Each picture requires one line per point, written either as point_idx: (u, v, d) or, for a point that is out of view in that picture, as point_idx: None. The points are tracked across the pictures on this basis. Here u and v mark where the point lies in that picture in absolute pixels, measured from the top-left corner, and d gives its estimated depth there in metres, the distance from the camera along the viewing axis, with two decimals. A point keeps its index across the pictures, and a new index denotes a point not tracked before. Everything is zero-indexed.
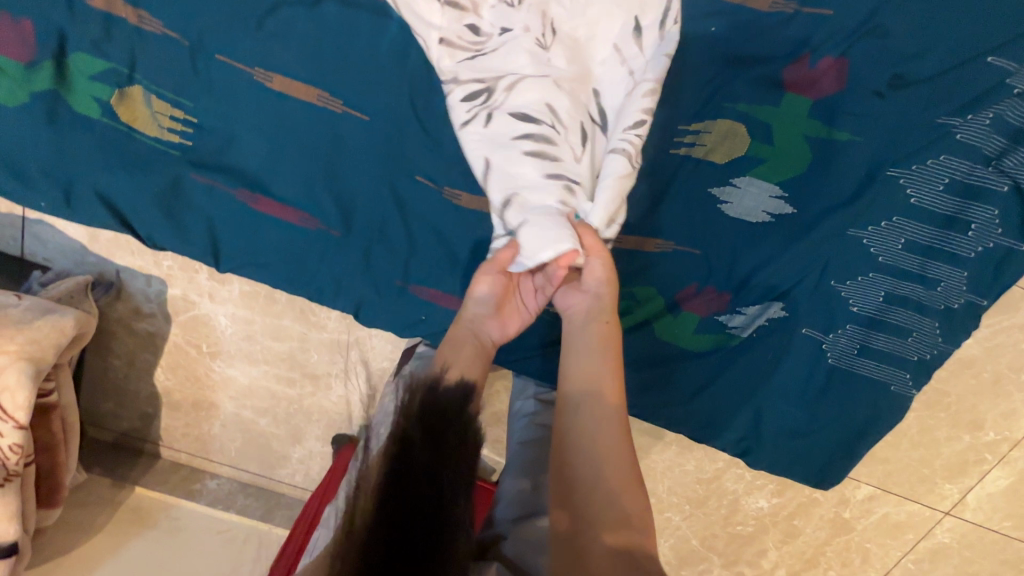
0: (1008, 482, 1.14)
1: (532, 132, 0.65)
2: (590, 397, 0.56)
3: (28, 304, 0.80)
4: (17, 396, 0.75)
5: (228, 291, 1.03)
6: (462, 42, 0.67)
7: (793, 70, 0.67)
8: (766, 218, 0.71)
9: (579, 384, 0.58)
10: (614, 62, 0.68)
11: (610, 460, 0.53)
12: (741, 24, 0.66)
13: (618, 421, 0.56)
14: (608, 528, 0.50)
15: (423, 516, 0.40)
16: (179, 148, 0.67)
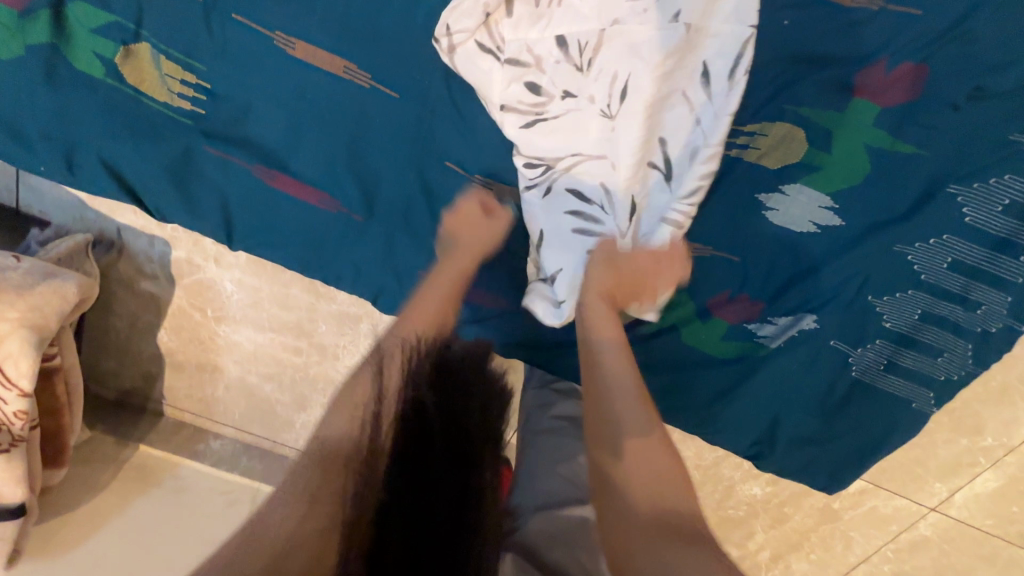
0: (998, 484, 1.15)
1: (583, 213, 0.60)
2: (613, 383, 0.55)
3: (28, 267, 0.76)
4: (20, 363, 0.73)
5: (236, 257, 0.99)
6: (524, 109, 0.59)
7: (866, 74, 0.61)
8: (813, 229, 0.67)
9: (601, 369, 0.56)
10: (682, 110, 0.56)
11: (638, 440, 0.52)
12: (817, 17, 0.60)
13: (641, 395, 0.54)
14: (645, 501, 0.49)
15: (441, 511, 0.43)
16: (190, 116, 0.61)
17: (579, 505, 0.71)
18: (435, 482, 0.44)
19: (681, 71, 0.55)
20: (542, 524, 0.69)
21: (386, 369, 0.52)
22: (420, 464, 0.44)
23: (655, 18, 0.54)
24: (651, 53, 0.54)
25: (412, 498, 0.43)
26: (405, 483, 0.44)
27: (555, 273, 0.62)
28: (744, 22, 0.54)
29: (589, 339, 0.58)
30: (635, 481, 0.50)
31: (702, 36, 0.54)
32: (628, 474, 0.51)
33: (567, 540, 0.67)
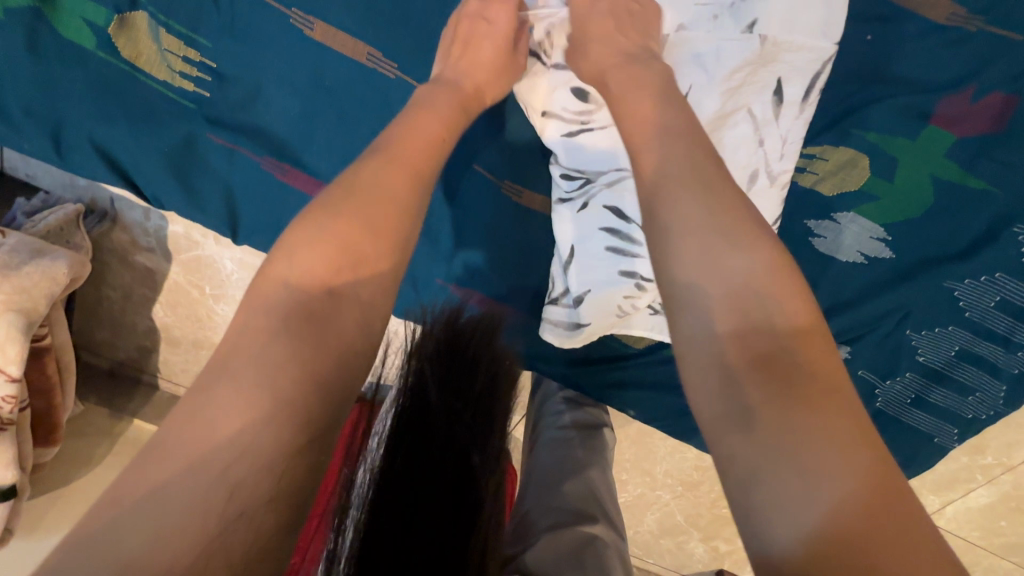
0: (989, 500, 1.10)
1: (620, 233, 0.57)
2: (704, 263, 0.39)
3: (14, 244, 0.71)
4: (7, 350, 0.68)
5: None
6: (569, 116, 0.56)
7: (949, 103, 0.57)
8: (860, 259, 0.63)
9: (685, 291, 0.40)
10: (746, 129, 0.52)
11: (748, 325, 0.37)
12: (901, 35, 0.57)
13: (744, 310, 0.37)
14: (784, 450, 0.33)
15: (437, 496, 0.44)
16: (193, 98, 0.55)
17: (589, 522, 0.64)
18: (439, 468, 0.46)
19: (749, 87, 0.51)
20: (547, 539, 0.61)
21: (375, 274, 0.41)
22: (418, 453, 0.46)
23: (727, 26, 0.51)
24: (717, 67, 0.51)
25: (412, 481, 0.45)
26: (404, 470, 0.45)
27: (583, 296, 0.59)
28: (827, 37, 0.50)
29: (675, 243, 0.41)
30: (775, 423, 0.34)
31: (773, 50, 0.50)
32: (731, 382, 0.36)
33: (576, 553, 0.59)
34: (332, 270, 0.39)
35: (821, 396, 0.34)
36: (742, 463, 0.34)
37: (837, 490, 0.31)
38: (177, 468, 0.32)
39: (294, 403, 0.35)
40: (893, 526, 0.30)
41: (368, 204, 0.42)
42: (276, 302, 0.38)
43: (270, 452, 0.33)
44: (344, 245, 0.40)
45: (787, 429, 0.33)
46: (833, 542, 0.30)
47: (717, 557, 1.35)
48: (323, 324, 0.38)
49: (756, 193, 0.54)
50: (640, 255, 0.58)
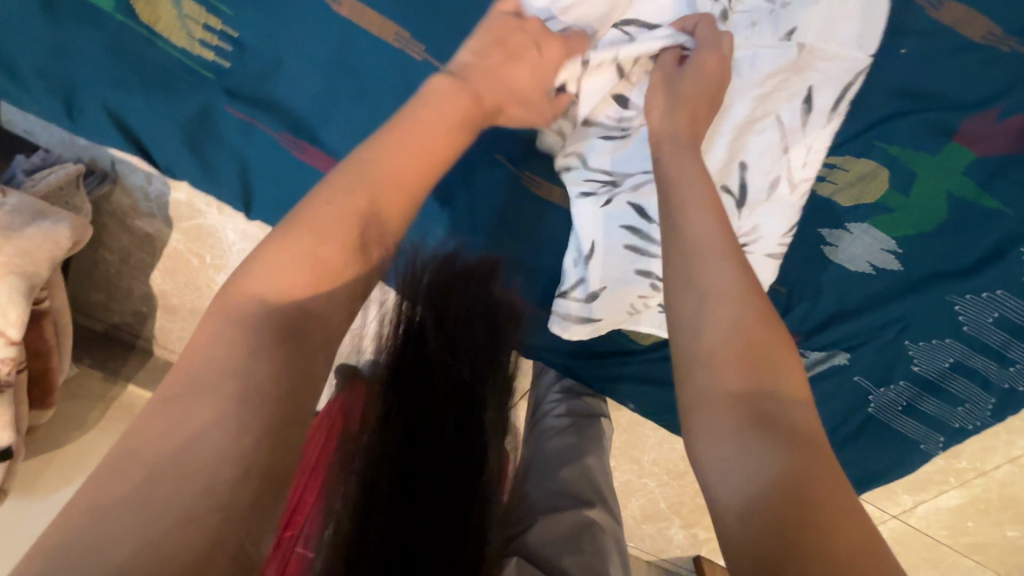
0: (959, 501, 1.13)
1: (640, 232, 0.58)
2: (705, 289, 0.42)
3: (15, 204, 0.69)
4: (8, 312, 0.67)
5: None
6: (608, 123, 0.57)
7: (973, 120, 0.58)
8: (868, 269, 0.64)
9: (694, 322, 0.42)
10: (772, 136, 0.53)
11: (745, 338, 0.40)
12: (934, 50, 0.56)
13: (750, 349, 0.40)
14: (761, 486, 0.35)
15: (432, 467, 0.42)
16: (213, 69, 0.54)
17: (586, 507, 0.65)
18: (437, 436, 0.43)
19: (779, 94, 0.52)
20: (546, 525, 0.62)
21: (354, 282, 0.40)
22: (415, 418, 0.44)
23: (765, 33, 0.51)
24: (752, 71, 0.51)
25: (411, 449, 0.42)
26: (399, 435, 0.43)
27: (599, 291, 0.60)
28: (863, 49, 0.51)
29: (688, 279, 0.43)
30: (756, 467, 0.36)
31: (806, 58, 0.51)
32: (742, 416, 0.38)
33: (572, 538, 0.61)
34: (308, 286, 0.38)
35: (795, 417, 0.38)
36: (718, 467, 0.38)
37: (795, 493, 0.34)
38: (146, 475, 0.29)
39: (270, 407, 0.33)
40: (850, 547, 0.33)
41: (348, 213, 0.40)
42: (246, 310, 0.36)
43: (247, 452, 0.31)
44: (323, 262, 0.39)
45: (763, 437, 0.37)
46: (787, 533, 0.33)
47: (695, 542, 1.40)
48: (299, 336, 0.36)
49: (775, 199, 0.55)
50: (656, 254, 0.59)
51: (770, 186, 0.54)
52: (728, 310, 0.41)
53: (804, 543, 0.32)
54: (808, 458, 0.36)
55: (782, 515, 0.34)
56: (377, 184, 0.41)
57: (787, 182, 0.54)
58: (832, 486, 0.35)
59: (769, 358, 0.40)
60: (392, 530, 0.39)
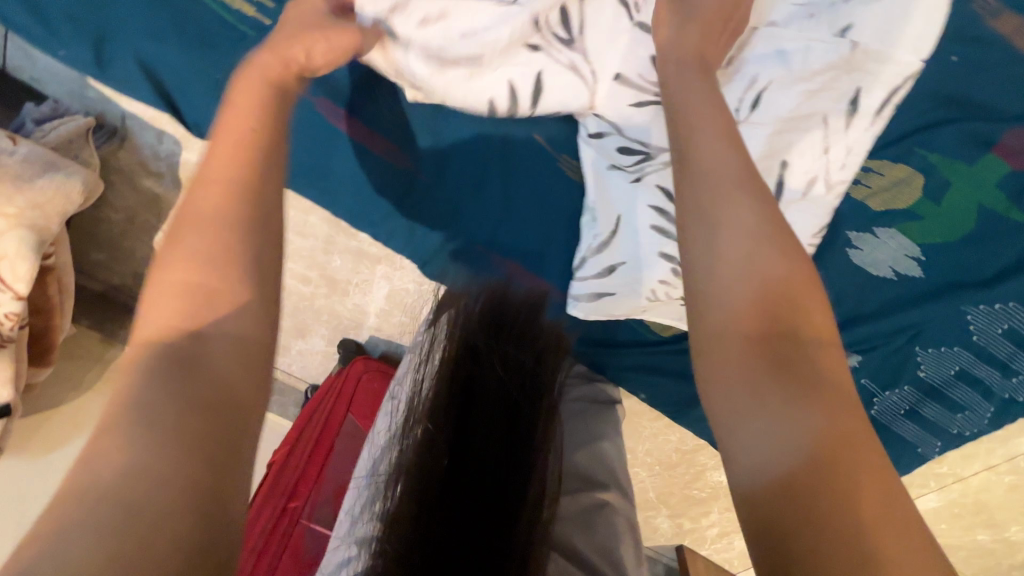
0: (936, 504, 1.17)
1: (667, 214, 0.58)
2: (726, 232, 0.43)
3: (26, 154, 0.65)
4: (16, 267, 0.65)
5: None
6: (641, 84, 0.55)
7: (1016, 134, 0.58)
8: (890, 274, 0.65)
9: (714, 275, 0.42)
10: (816, 134, 0.53)
11: (760, 284, 0.41)
12: (985, 60, 0.57)
13: (767, 291, 0.41)
14: (779, 441, 0.36)
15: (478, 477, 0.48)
16: (255, 28, 0.51)
17: (600, 489, 0.65)
18: (484, 452, 0.49)
19: (827, 94, 0.51)
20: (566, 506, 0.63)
21: (238, 302, 0.37)
22: (466, 431, 0.50)
23: (821, 26, 0.50)
24: (802, 66, 0.51)
25: (460, 462, 0.49)
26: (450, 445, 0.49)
27: (617, 265, 0.60)
28: (917, 53, 0.50)
29: (703, 225, 0.43)
30: (768, 422, 0.37)
31: (857, 60, 0.50)
32: (762, 367, 0.39)
33: (583, 516, 0.62)
34: (183, 316, 0.36)
35: (819, 372, 0.38)
36: (731, 414, 0.39)
37: (813, 446, 0.35)
38: (72, 505, 0.28)
39: (186, 425, 0.32)
40: (865, 511, 0.33)
41: (205, 232, 0.38)
42: (136, 359, 0.35)
43: (168, 470, 0.30)
44: (186, 286, 0.37)
45: (778, 387, 0.38)
46: (803, 490, 0.34)
47: (679, 532, 1.43)
48: (187, 362, 0.34)
49: (811, 198, 0.56)
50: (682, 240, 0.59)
51: (806, 183, 0.55)
52: (740, 247, 0.42)
53: (820, 500, 0.34)
54: (831, 408, 0.37)
55: (804, 471, 0.34)
56: (223, 203, 0.39)
57: (824, 181, 0.55)
58: (849, 435, 0.36)
59: (787, 299, 0.41)
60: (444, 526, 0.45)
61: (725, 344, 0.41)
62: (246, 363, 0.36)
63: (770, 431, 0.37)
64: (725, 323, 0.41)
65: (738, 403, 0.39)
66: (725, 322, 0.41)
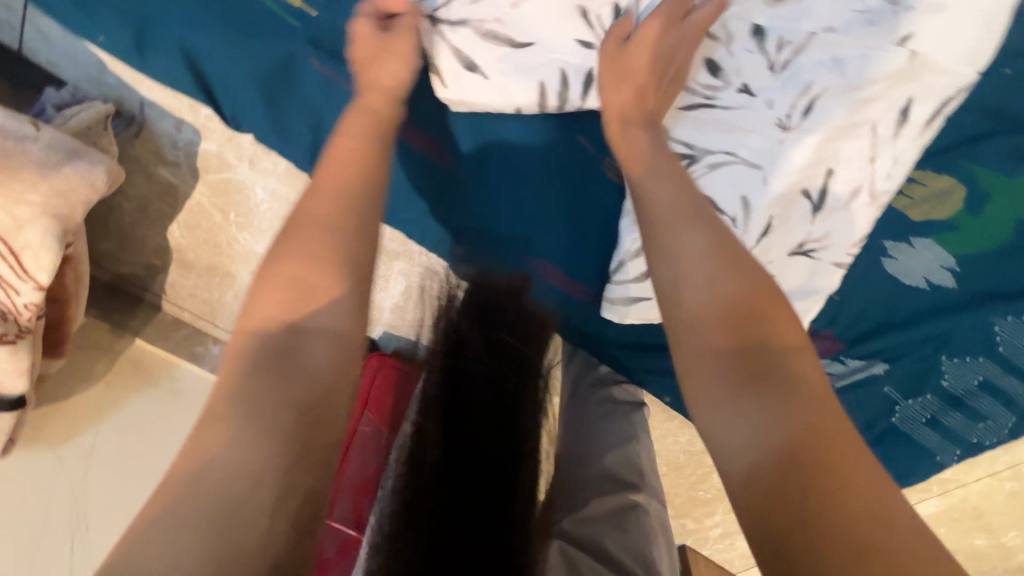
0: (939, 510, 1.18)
1: None
2: (685, 256, 0.44)
3: (48, 140, 0.63)
4: (39, 257, 0.64)
5: (274, 163, 0.79)
6: (694, 87, 0.55)
7: None
8: (924, 284, 0.66)
9: (679, 293, 0.44)
10: (864, 143, 0.53)
11: (721, 299, 0.42)
12: None
13: (730, 305, 0.42)
14: (759, 447, 0.37)
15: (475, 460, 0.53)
16: (300, 18, 0.55)
17: (630, 491, 0.66)
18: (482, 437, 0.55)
19: (880, 103, 0.51)
20: (594, 510, 0.63)
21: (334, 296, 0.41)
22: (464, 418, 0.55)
23: (881, 35, 0.50)
24: (858, 74, 0.51)
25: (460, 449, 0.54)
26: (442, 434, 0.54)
27: None
28: (971, 65, 0.50)
29: (666, 244, 0.45)
30: (745, 432, 0.37)
31: (913, 69, 0.50)
32: (737, 379, 0.39)
33: (614, 517, 0.63)
34: (285, 310, 0.40)
35: (792, 367, 0.39)
36: (713, 427, 0.39)
37: (798, 441, 0.36)
38: (185, 494, 0.33)
39: (283, 427, 0.36)
40: (849, 504, 0.34)
41: (316, 237, 0.43)
42: (242, 351, 0.39)
43: (261, 468, 0.35)
44: (293, 282, 0.41)
45: (760, 394, 0.38)
46: (794, 488, 0.35)
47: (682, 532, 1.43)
48: (286, 357, 0.39)
49: (854, 207, 0.56)
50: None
51: (851, 192, 0.55)
52: (700, 265, 0.44)
53: (811, 496, 0.34)
54: (801, 406, 0.37)
55: (800, 469, 0.35)
56: (328, 207, 0.44)
57: (869, 189, 0.55)
58: (831, 421, 0.37)
59: (752, 311, 0.42)
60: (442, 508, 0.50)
61: (698, 360, 0.41)
62: (342, 359, 0.40)
63: (753, 437, 0.37)
64: (696, 339, 0.42)
65: (716, 416, 0.39)
66: (697, 335, 0.42)
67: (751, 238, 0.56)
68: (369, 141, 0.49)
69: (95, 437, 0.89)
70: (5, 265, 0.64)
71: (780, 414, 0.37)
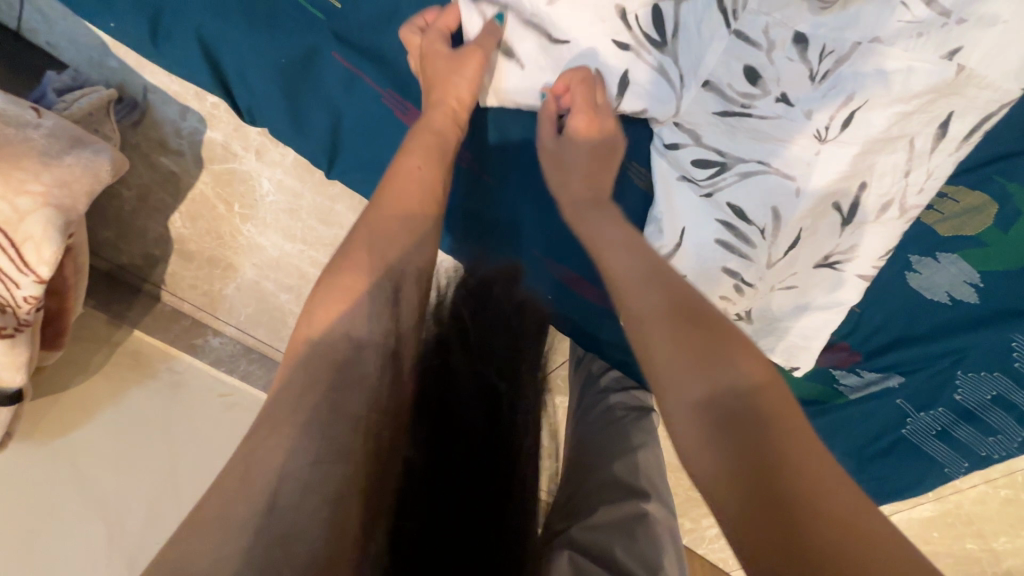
0: None
1: (737, 229, 0.56)
2: (646, 301, 0.45)
3: (51, 127, 0.61)
4: (42, 249, 0.62)
5: (281, 154, 0.76)
6: (730, 94, 0.53)
7: None
8: (946, 299, 0.66)
9: (644, 336, 0.44)
10: (899, 156, 0.52)
11: (684, 337, 0.42)
12: None
13: (695, 342, 0.42)
14: (739, 489, 0.35)
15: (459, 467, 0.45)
16: (323, 11, 0.53)
17: (641, 500, 0.63)
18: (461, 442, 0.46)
19: (920, 117, 0.50)
20: (601, 517, 0.61)
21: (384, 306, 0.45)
22: (443, 429, 0.46)
23: (928, 48, 0.47)
24: (902, 87, 0.48)
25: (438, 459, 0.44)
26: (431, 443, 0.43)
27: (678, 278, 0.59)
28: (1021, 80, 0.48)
29: (632, 289, 0.47)
30: (721, 476, 0.36)
31: (957, 83, 0.48)
32: (712, 422, 0.38)
33: (623, 524, 0.60)
34: (336, 315, 0.44)
35: (753, 402, 0.38)
36: (695, 473, 0.39)
37: (766, 477, 0.35)
38: (239, 502, 0.36)
39: (328, 435, 0.39)
40: (833, 540, 0.32)
41: (374, 250, 0.47)
42: (298, 357, 0.43)
43: (310, 480, 0.37)
44: (349, 291, 0.45)
45: (724, 434, 0.37)
46: (777, 532, 0.33)
47: None
48: (340, 364, 0.43)
49: (884, 221, 0.55)
50: (748, 257, 0.57)
51: (881, 206, 0.54)
52: (661, 307, 0.45)
53: (797, 541, 0.32)
54: (769, 440, 0.36)
55: (765, 512, 0.34)
56: (379, 222, 0.48)
57: (900, 202, 0.54)
58: (793, 455, 0.35)
59: (719, 347, 0.41)
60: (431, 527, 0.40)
61: (671, 405, 0.41)
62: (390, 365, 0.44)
63: (731, 480, 0.36)
64: (666, 383, 0.42)
65: (694, 463, 0.39)
66: (664, 380, 0.42)
67: (779, 251, 0.56)
68: (432, 162, 0.50)
69: (84, 433, 0.85)
70: (5, 256, 0.62)
71: (751, 454, 0.36)
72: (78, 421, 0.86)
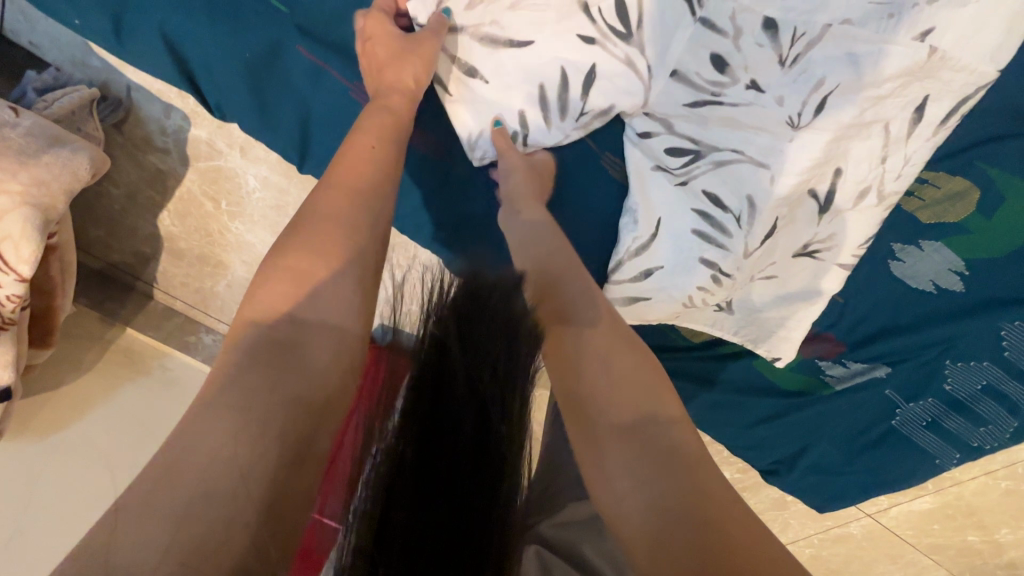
0: None
1: (712, 218, 0.55)
2: (589, 330, 0.48)
3: (29, 126, 0.61)
4: (20, 248, 0.62)
5: (266, 151, 0.76)
6: (698, 83, 0.53)
7: None
8: (930, 288, 0.65)
9: (578, 362, 0.46)
10: (876, 141, 0.51)
11: (622, 371, 0.46)
12: None
13: (629, 376, 0.46)
14: (660, 511, 0.39)
15: (444, 507, 0.36)
16: (286, 4, 0.53)
17: None
18: (439, 493, 0.37)
19: (897, 99, 0.50)
20: (570, 512, 0.60)
21: (329, 287, 0.43)
22: (427, 470, 0.37)
23: (899, 31, 0.47)
24: (874, 72, 0.48)
25: (424, 508, 0.36)
26: (416, 428, 0.38)
27: (655, 269, 0.57)
28: (993, 63, 0.48)
29: (579, 313, 0.49)
30: (641, 500, 0.40)
31: (932, 67, 0.48)
32: (640, 451, 0.42)
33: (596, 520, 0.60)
34: (284, 302, 0.41)
35: (670, 434, 0.43)
36: (616, 495, 0.41)
37: (683, 501, 0.40)
38: (167, 490, 0.34)
39: (268, 422, 0.37)
40: (732, 553, 0.37)
41: (326, 232, 0.44)
42: (239, 340, 0.40)
43: (244, 474, 0.35)
44: (298, 274, 0.42)
45: (652, 460, 0.41)
46: (693, 548, 0.37)
47: None
48: (285, 348, 0.40)
49: (862, 209, 0.55)
50: (724, 247, 0.56)
51: (858, 194, 0.54)
52: (601, 337, 0.48)
53: (710, 554, 0.37)
54: (685, 468, 0.41)
55: (683, 531, 0.38)
56: (325, 206, 0.45)
57: (877, 186, 0.54)
58: (701, 482, 0.41)
59: (647, 385, 0.46)
60: (415, 522, 0.35)
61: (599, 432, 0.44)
62: (340, 354, 0.42)
63: (652, 502, 0.40)
64: (594, 412, 0.45)
65: (616, 486, 0.41)
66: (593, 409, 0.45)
67: (756, 240, 0.55)
68: (384, 144, 0.49)
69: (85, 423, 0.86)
70: None
71: (669, 481, 0.40)
72: (72, 418, 0.87)
